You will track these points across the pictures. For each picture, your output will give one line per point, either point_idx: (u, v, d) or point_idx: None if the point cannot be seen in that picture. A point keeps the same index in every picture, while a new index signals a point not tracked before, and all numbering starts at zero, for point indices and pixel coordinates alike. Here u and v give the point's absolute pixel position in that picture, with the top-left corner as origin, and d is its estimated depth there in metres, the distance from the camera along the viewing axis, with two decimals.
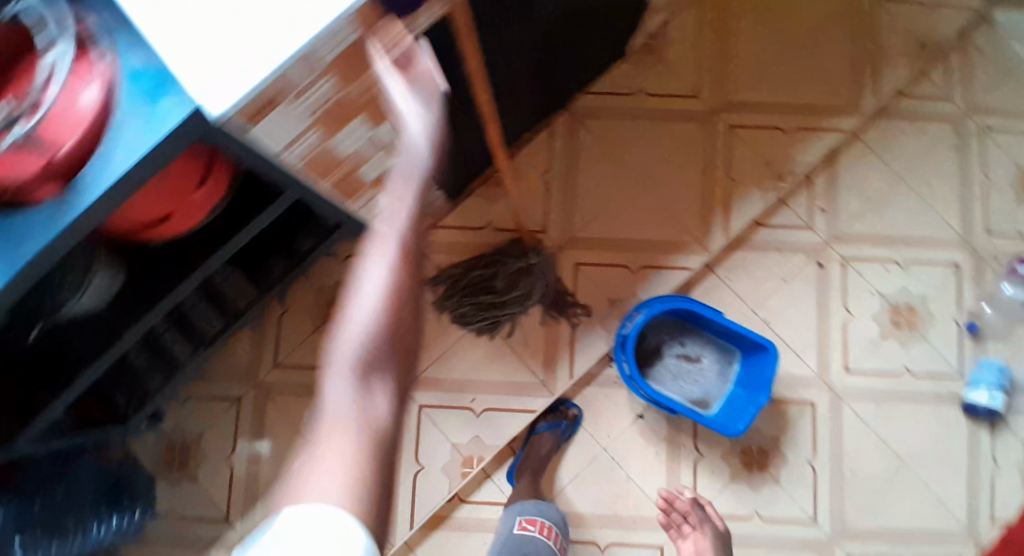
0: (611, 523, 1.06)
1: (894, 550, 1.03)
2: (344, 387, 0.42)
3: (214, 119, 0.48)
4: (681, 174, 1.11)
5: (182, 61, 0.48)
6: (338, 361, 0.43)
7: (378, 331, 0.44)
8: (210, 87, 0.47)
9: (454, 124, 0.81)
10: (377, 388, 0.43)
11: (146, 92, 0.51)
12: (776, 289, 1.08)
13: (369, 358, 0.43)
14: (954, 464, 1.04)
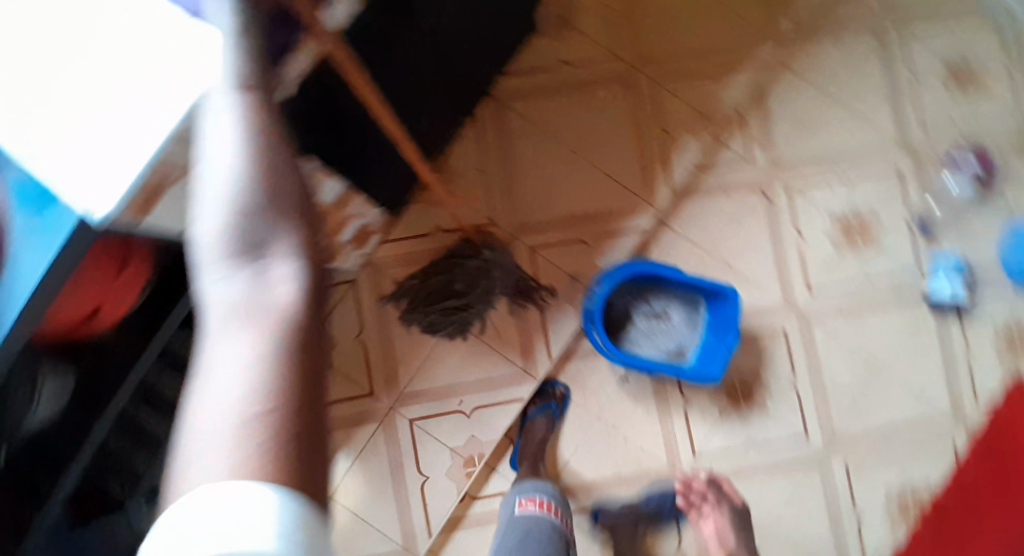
0: (620, 482, 1.08)
1: (886, 451, 1.08)
2: (221, 283, 0.40)
3: (100, 222, 0.48)
4: (617, 134, 1.09)
5: (67, 178, 0.48)
6: (206, 258, 0.40)
7: (246, 248, 0.40)
8: (83, 192, 0.48)
9: (367, 146, 0.80)
10: (263, 273, 0.40)
11: (35, 207, 0.50)
12: (730, 229, 1.09)
13: (238, 248, 0.40)
14: (927, 358, 1.08)
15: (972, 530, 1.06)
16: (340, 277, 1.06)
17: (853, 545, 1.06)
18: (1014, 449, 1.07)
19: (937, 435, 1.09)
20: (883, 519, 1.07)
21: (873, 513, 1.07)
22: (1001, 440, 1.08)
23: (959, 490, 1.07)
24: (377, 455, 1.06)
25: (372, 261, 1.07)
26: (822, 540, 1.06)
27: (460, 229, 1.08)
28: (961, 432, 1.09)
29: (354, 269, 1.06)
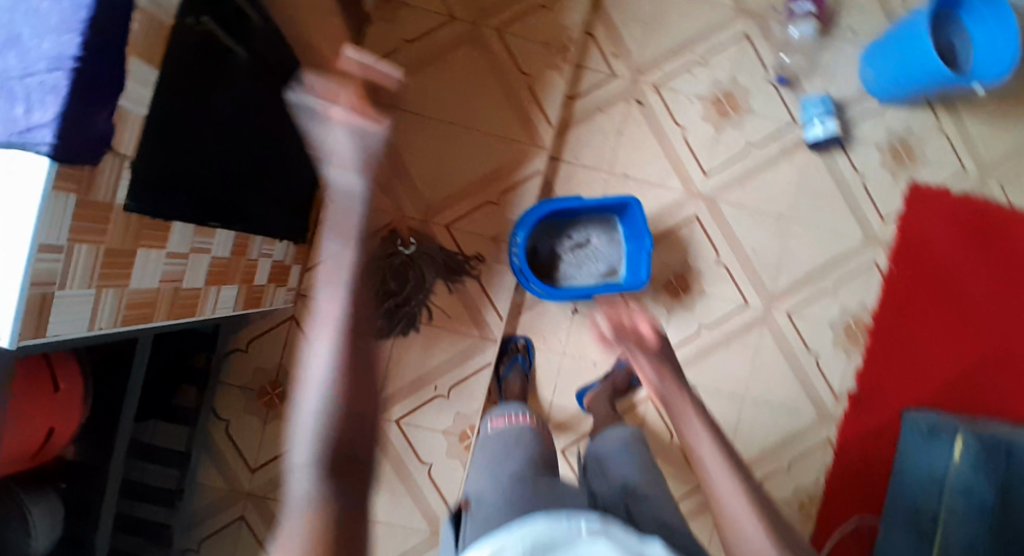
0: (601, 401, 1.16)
1: (817, 286, 1.18)
2: (300, 483, 0.49)
3: (10, 348, 0.51)
4: (485, 94, 1.11)
5: None
6: (296, 456, 0.50)
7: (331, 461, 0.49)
8: None
9: (247, 190, 0.81)
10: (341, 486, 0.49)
11: None
12: (618, 143, 1.15)
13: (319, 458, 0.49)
14: (826, 195, 1.18)
15: (910, 327, 1.18)
16: (279, 317, 1.09)
17: (815, 380, 1.18)
18: (924, 245, 1.18)
19: (857, 258, 1.18)
20: (833, 349, 1.18)
21: (824, 347, 1.18)
22: (912, 242, 1.18)
23: (890, 298, 1.18)
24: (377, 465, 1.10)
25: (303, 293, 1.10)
26: (788, 385, 1.18)
27: (372, 233, 1.11)
28: (878, 250, 1.18)
29: (289, 305, 1.08)
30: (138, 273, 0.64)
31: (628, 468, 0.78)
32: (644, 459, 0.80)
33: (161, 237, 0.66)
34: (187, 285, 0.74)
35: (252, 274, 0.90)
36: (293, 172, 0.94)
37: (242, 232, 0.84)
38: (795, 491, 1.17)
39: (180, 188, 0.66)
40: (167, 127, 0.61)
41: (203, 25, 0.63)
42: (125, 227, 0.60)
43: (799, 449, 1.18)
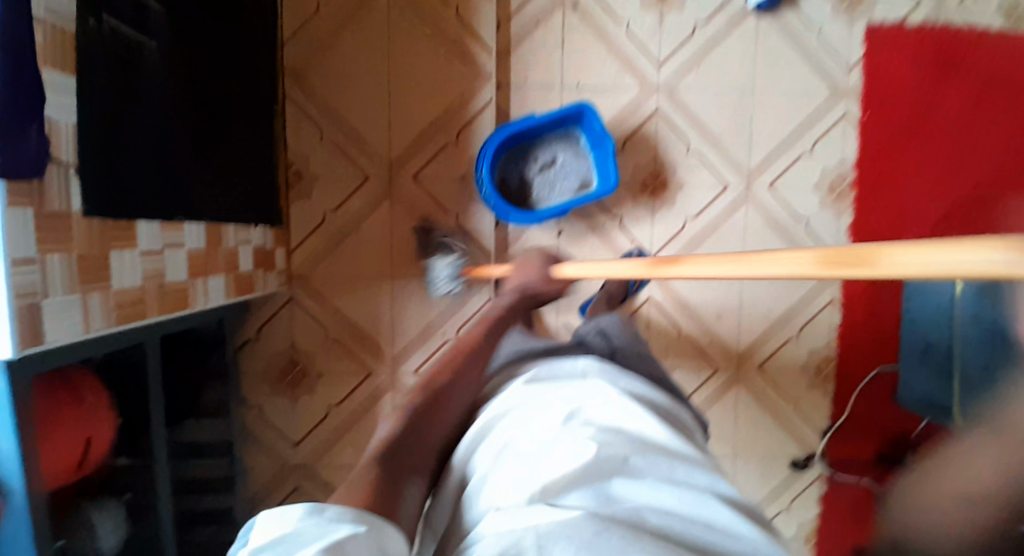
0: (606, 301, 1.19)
1: (793, 151, 1.16)
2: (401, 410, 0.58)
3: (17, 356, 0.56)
4: (415, 38, 1.10)
5: None
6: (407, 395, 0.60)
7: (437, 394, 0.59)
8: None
9: (203, 182, 0.84)
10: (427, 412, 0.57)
11: None
12: (562, 54, 1.13)
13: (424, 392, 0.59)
14: (783, 55, 1.15)
15: (899, 168, 1.15)
16: (279, 301, 1.13)
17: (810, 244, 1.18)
18: (891, 82, 1.14)
19: (828, 114, 1.16)
20: (822, 209, 1.17)
21: (813, 210, 1.17)
22: (879, 82, 1.15)
23: (869, 144, 1.16)
24: None
25: (293, 274, 1.14)
26: None
27: (343, 202, 1.12)
28: (848, 99, 1.15)
29: (283, 288, 1.12)
30: (118, 274, 0.68)
31: (622, 337, 0.86)
32: (634, 342, 0.86)
33: (129, 238, 0.70)
34: (169, 279, 0.78)
35: (235, 261, 0.94)
36: (247, 157, 0.97)
37: (211, 223, 0.87)
38: (809, 356, 1.20)
39: (133, 188, 0.69)
40: (104, 130, 0.64)
41: (107, 23, 0.64)
42: (88, 234, 0.63)
43: (807, 314, 1.19)
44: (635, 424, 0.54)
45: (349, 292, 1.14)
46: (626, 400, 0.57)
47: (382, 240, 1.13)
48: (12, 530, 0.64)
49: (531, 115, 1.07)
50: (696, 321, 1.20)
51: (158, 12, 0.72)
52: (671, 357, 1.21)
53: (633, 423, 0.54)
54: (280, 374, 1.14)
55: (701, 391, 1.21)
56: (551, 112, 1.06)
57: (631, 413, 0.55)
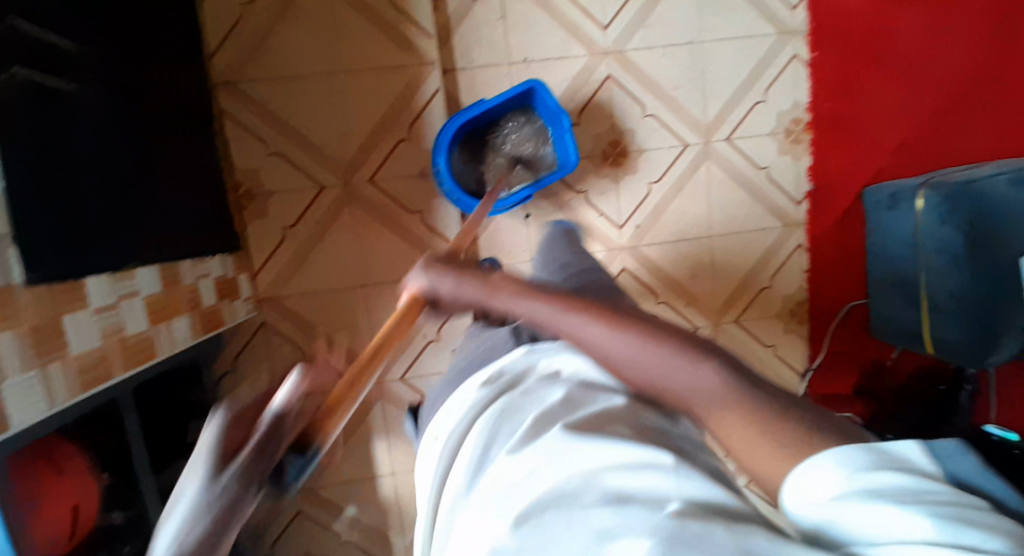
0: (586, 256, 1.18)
1: (746, 101, 1.16)
2: None
3: None
4: (348, 31, 1.05)
5: None
6: None
7: None
8: None
9: (150, 223, 0.79)
10: None
11: None
12: (506, 30, 1.09)
13: None
14: (728, 4, 1.13)
15: (854, 106, 1.16)
16: (250, 326, 1.09)
17: (771, 192, 1.19)
18: (835, 20, 1.14)
19: (777, 58, 1.15)
20: (780, 156, 1.18)
21: (772, 158, 1.18)
22: (826, 20, 1.14)
23: (821, 84, 1.16)
24: (399, 423, 1.11)
25: (261, 297, 1.09)
26: (748, 208, 1.19)
27: (301, 215, 1.08)
28: (796, 41, 1.15)
29: (253, 313, 1.08)
30: (74, 337, 0.63)
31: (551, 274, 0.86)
32: (580, 282, 0.77)
33: (80, 299, 0.65)
34: (130, 331, 0.73)
35: (198, 299, 0.89)
36: (191, 183, 0.91)
37: (164, 262, 0.81)
38: (783, 301, 1.23)
39: (82, 244, 0.65)
40: (37, 189, 0.59)
41: (23, 74, 0.59)
42: (37, 305, 0.59)
43: (777, 261, 1.21)
44: (573, 397, 0.50)
45: (323, 306, 1.10)
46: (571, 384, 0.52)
47: (349, 247, 1.09)
48: None
49: (484, 99, 1.03)
50: (671, 284, 1.21)
51: (72, 49, 0.67)
52: None
53: (575, 396, 0.50)
54: None
55: None
56: (504, 95, 1.03)
57: (578, 391, 0.51)
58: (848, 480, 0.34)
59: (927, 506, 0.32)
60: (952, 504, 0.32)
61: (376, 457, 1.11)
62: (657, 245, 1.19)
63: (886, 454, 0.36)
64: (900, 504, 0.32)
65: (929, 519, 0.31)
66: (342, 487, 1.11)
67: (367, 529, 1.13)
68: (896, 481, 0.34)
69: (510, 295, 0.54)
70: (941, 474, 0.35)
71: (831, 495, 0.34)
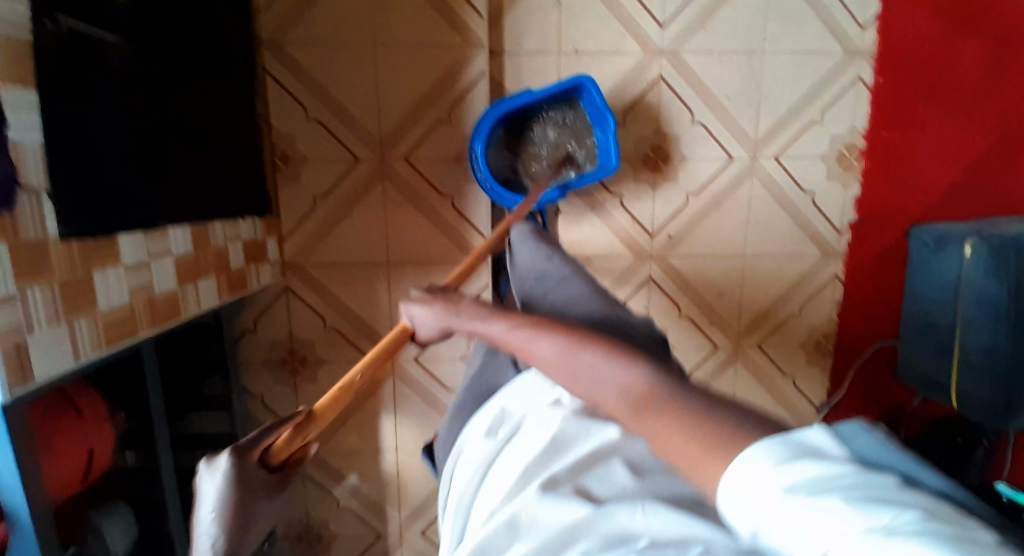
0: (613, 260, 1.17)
1: (800, 120, 1.12)
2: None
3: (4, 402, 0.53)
4: (400, 3, 1.02)
5: None
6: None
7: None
8: None
9: (184, 182, 0.79)
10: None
11: None
12: (560, 18, 1.06)
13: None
14: (794, 15, 1.08)
15: (912, 138, 1.11)
16: (273, 290, 1.10)
17: (813, 218, 1.15)
18: (906, 45, 1.08)
19: (838, 79, 1.10)
20: (828, 182, 1.14)
21: (819, 183, 1.14)
22: (896, 44, 1.08)
23: (879, 111, 1.11)
24: (409, 402, 1.12)
25: (287, 262, 1.10)
26: (787, 231, 1.16)
27: (334, 186, 1.08)
28: (860, 63, 1.09)
29: (278, 278, 1.09)
30: (103, 294, 0.64)
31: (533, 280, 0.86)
32: (557, 315, 0.78)
33: (112, 256, 0.65)
34: (159, 289, 0.74)
35: (226, 259, 0.90)
36: (228, 144, 0.91)
37: (197, 222, 0.82)
38: (809, 330, 1.20)
39: (114, 201, 0.65)
40: (71, 143, 0.59)
41: (64, 25, 0.59)
42: (68, 260, 0.59)
43: (809, 288, 1.18)
44: (561, 436, 0.57)
45: (346, 279, 1.11)
46: (564, 415, 0.59)
47: (377, 222, 1.09)
48: (26, 546, 0.65)
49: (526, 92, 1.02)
50: (697, 299, 1.19)
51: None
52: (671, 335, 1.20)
53: (563, 434, 0.57)
54: (279, 363, 1.12)
55: (700, 367, 1.22)
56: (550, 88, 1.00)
57: (571, 426, 0.57)
58: (771, 479, 0.35)
59: (838, 491, 0.33)
60: (858, 486, 0.33)
61: (382, 432, 1.13)
62: (688, 257, 1.17)
63: (802, 444, 0.36)
64: (814, 496, 0.33)
65: (843, 503, 0.32)
66: (346, 456, 1.13)
67: (367, 499, 1.15)
68: (811, 471, 0.35)
69: (470, 316, 0.64)
70: (845, 451, 0.36)
71: (757, 498, 0.36)
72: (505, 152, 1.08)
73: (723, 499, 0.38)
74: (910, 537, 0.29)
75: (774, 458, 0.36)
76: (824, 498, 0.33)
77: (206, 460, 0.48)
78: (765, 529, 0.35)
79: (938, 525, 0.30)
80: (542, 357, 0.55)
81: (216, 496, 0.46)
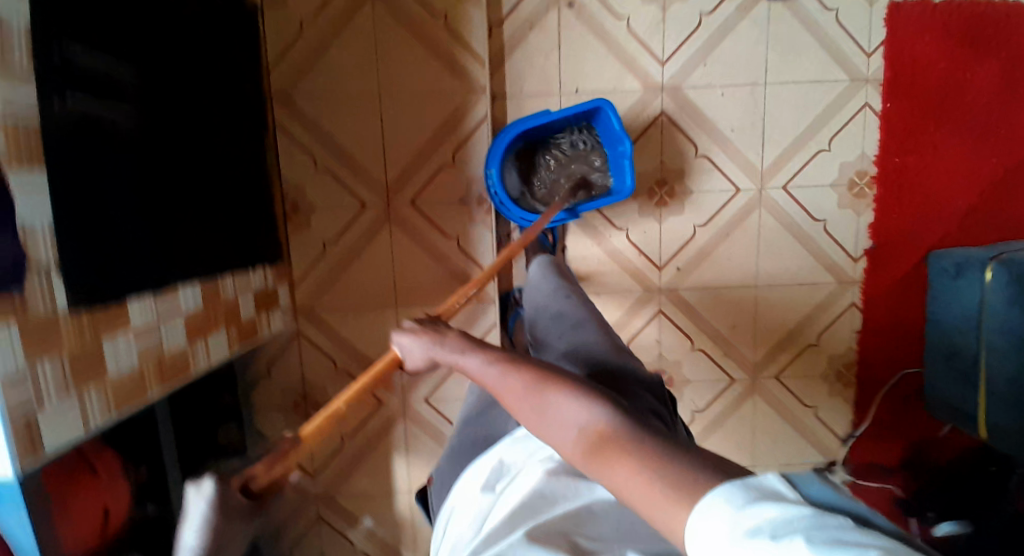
0: (622, 294, 1.16)
1: (808, 148, 1.10)
2: None
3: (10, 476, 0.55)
4: (403, 52, 1.05)
5: None
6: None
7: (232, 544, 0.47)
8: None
9: (194, 240, 0.81)
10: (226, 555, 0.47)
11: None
12: (560, 59, 1.07)
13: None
14: (796, 46, 1.07)
15: (925, 162, 1.08)
16: (286, 335, 1.12)
17: (826, 246, 1.13)
18: (913, 70, 1.06)
19: (844, 106, 1.08)
20: (840, 210, 1.12)
21: (830, 212, 1.12)
22: (904, 68, 1.06)
23: (890, 136, 1.09)
24: (420, 443, 1.12)
25: (298, 308, 1.12)
26: (799, 261, 1.14)
27: (342, 231, 1.09)
28: (868, 88, 1.08)
29: (289, 323, 1.11)
30: (112, 359, 0.66)
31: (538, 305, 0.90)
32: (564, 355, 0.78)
33: (121, 322, 0.67)
34: (168, 349, 0.76)
35: (236, 311, 0.91)
36: (239, 198, 0.94)
37: (207, 278, 0.84)
38: (828, 360, 1.17)
39: (126, 265, 0.68)
40: (81, 216, 0.62)
41: (74, 101, 0.62)
42: (78, 331, 0.62)
43: (825, 318, 1.16)
44: (552, 490, 0.58)
45: (357, 322, 1.12)
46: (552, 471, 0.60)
47: (385, 264, 1.10)
48: None
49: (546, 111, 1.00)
50: (710, 332, 1.17)
51: (126, 72, 0.69)
52: (685, 368, 1.19)
53: (553, 488, 0.58)
54: (293, 408, 1.14)
55: (717, 401, 1.19)
56: (571, 110, 0.99)
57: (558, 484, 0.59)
58: (738, 521, 0.39)
59: (800, 533, 0.37)
60: (818, 528, 0.37)
61: (395, 473, 1.13)
62: (698, 290, 1.15)
63: (760, 487, 0.41)
64: (776, 539, 0.37)
65: (806, 543, 0.36)
66: (360, 498, 1.14)
67: (381, 541, 1.15)
68: (772, 516, 0.39)
69: (463, 354, 0.62)
70: (804, 500, 0.41)
71: (720, 539, 0.39)
72: (519, 168, 1.07)
73: (692, 542, 0.42)
74: None
75: (740, 500, 0.41)
76: (793, 538, 0.37)
77: (191, 484, 0.47)
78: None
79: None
80: (518, 400, 0.57)
81: (200, 520, 0.45)
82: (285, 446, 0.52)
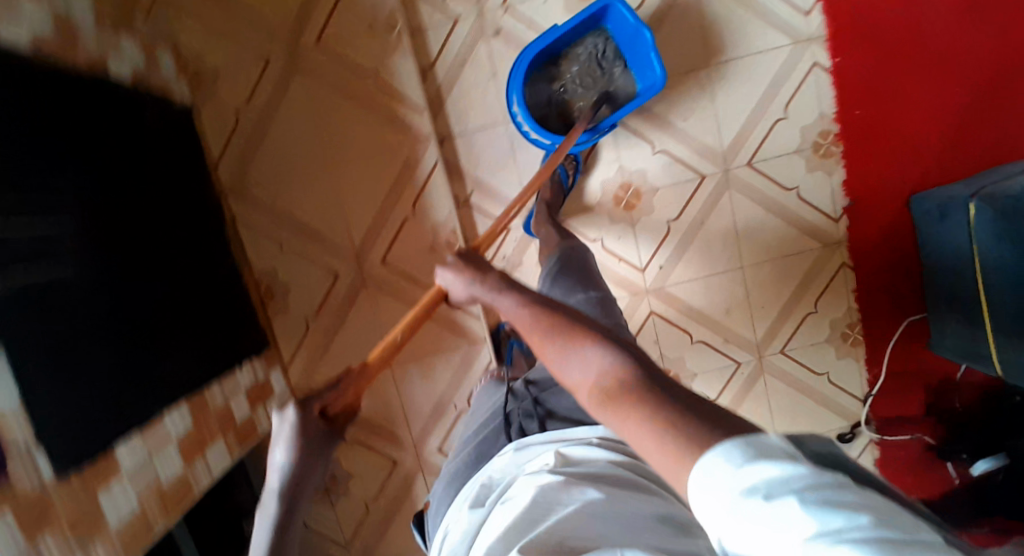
0: None
1: (766, 120, 1.08)
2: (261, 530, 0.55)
3: None
4: (343, 116, 1.05)
5: None
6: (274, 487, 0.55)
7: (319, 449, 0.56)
8: None
9: (173, 361, 0.82)
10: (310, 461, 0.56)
11: None
12: (498, 88, 1.05)
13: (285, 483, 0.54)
14: (730, 22, 1.05)
15: (888, 108, 1.05)
16: None
17: (805, 214, 1.11)
18: (856, 19, 1.03)
19: (794, 69, 1.06)
20: (810, 175, 1.09)
21: (801, 178, 1.09)
22: (846, 20, 1.03)
23: (847, 89, 1.06)
24: None
25: (297, 387, 1.12)
26: (780, 234, 1.12)
27: (322, 303, 1.10)
28: (814, 47, 1.05)
29: None
30: (110, 508, 0.67)
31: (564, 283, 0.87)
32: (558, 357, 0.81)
33: (112, 470, 0.69)
34: (166, 479, 0.77)
35: (230, 415, 0.93)
36: (213, 301, 0.94)
37: (192, 394, 0.85)
38: (832, 325, 1.15)
39: (104, 419, 0.69)
40: (49, 389, 0.62)
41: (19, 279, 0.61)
42: (70, 496, 0.63)
43: (819, 285, 1.14)
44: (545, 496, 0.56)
45: None
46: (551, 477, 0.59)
47: (370, 326, 1.11)
48: None
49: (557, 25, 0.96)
50: (707, 322, 1.16)
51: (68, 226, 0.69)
52: (690, 362, 1.18)
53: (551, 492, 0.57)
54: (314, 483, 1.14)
55: (729, 388, 1.18)
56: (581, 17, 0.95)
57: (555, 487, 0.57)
58: (733, 482, 0.37)
59: (795, 495, 0.35)
60: (816, 487, 0.35)
61: None
62: (685, 284, 1.14)
63: (759, 441, 0.39)
64: (772, 499, 0.36)
65: (800, 508, 0.35)
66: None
67: None
68: (771, 474, 0.36)
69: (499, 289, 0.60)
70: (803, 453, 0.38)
71: (718, 503, 0.37)
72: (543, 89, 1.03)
73: (692, 498, 0.39)
74: (857, 538, 0.33)
75: (739, 457, 0.38)
76: (789, 499, 0.35)
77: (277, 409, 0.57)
78: (727, 537, 0.37)
79: (881, 527, 0.33)
80: (541, 342, 0.53)
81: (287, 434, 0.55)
82: (351, 375, 0.59)
